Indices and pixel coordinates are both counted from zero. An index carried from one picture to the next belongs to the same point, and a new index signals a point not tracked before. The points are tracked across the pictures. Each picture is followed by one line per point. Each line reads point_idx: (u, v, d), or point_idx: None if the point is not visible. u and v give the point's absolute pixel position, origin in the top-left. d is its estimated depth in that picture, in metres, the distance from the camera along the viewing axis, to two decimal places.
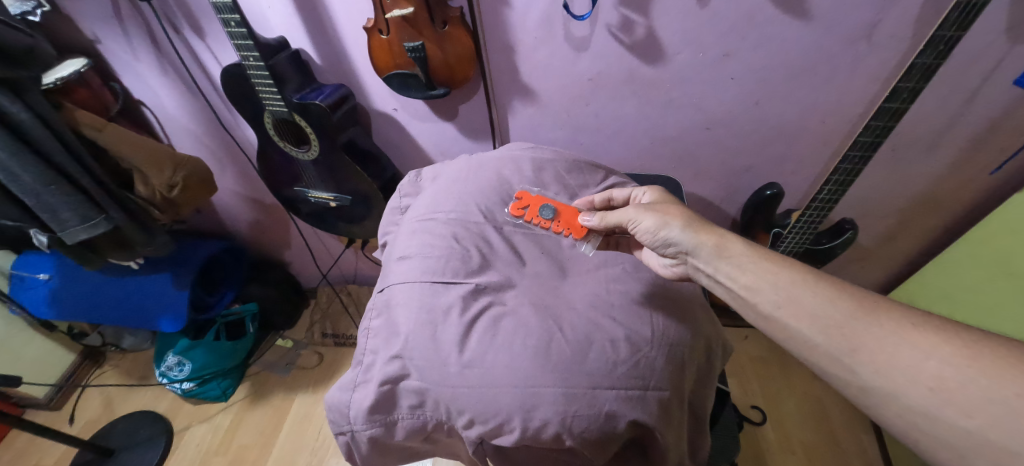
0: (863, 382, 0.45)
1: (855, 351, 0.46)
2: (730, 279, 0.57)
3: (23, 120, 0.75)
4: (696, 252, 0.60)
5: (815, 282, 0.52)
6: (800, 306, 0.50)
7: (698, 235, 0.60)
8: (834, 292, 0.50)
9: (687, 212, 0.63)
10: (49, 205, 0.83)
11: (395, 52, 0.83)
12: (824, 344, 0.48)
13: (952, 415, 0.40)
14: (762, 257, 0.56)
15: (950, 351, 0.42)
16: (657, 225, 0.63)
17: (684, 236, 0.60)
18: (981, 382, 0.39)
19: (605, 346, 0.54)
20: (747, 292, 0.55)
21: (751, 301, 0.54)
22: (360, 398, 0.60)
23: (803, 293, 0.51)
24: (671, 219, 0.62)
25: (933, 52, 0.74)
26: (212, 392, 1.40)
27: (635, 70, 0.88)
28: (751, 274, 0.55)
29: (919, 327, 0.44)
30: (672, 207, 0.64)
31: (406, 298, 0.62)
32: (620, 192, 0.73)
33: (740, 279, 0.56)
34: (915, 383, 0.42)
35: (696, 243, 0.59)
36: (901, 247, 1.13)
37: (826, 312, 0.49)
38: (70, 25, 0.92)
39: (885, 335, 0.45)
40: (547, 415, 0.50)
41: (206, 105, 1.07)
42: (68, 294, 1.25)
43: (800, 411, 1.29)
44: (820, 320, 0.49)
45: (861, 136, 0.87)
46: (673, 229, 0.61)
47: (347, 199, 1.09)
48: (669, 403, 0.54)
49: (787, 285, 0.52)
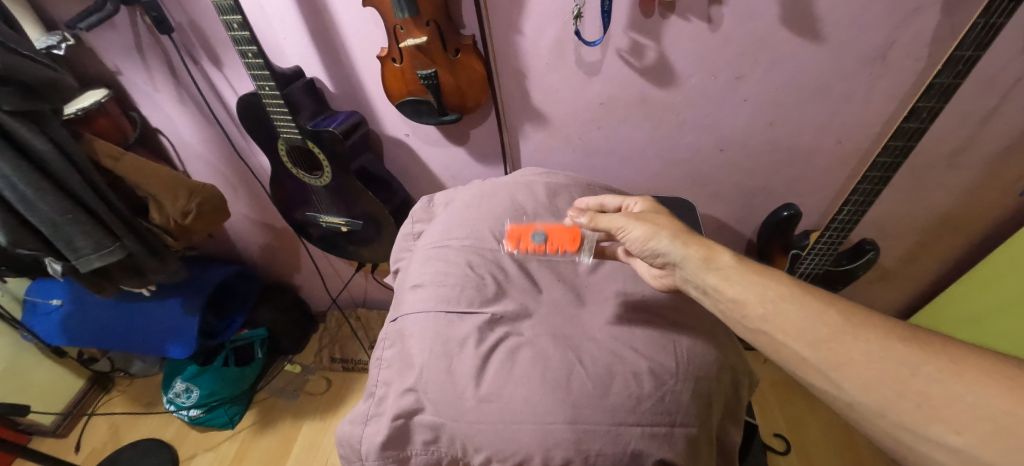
0: (850, 398, 0.42)
1: (841, 365, 0.43)
2: (717, 291, 0.53)
3: (42, 150, 0.76)
4: (683, 264, 0.55)
5: (803, 296, 0.48)
6: (784, 319, 0.47)
7: (686, 246, 0.55)
8: (820, 305, 0.47)
9: (676, 222, 0.59)
10: (64, 234, 0.82)
11: (408, 79, 0.84)
12: (809, 358, 0.45)
13: (938, 431, 0.37)
14: (751, 270, 0.52)
15: (936, 366, 0.39)
16: (645, 235, 0.58)
17: (672, 247, 0.56)
18: (968, 398, 0.37)
19: (628, 379, 0.52)
20: (733, 305, 0.51)
21: (739, 315, 0.50)
22: (373, 433, 0.58)
23: (789, 306, 0.48)
24: (659, 228, 0.58)
25: (951, 71, 0.71)
26: (219, 419, 1.37)
27: (646, 94, 0.88)
28: (738, 287, 0.51)
29: (904, 340, 0.42)
30: (661, 218, 0.61)
31: (419, 329, 0.61)
32: (613, 199, 0.69)
33: (727, 293, 0.52)
34: (902, 397, 0.39)
35: (683, 254, 0.55)
36: (925, 268, 1.10)
37: (811, 324, 0.46)
38: (92, 57, 0.94)
39: (871, 348, 0.42)
40: (568, 453, 0.48)
41: (221, 132, 1.08)
42: (79, 320, 1.25)
43: (825, 438, 1.24)
44: (804, 334, 0.46)
45: (880, 156, 0.83)
46: (661, 239, 0.57)
47: (359, 223, 1.09)
48: (697, 441, 0.51)
49: (775, 298, 0.49)
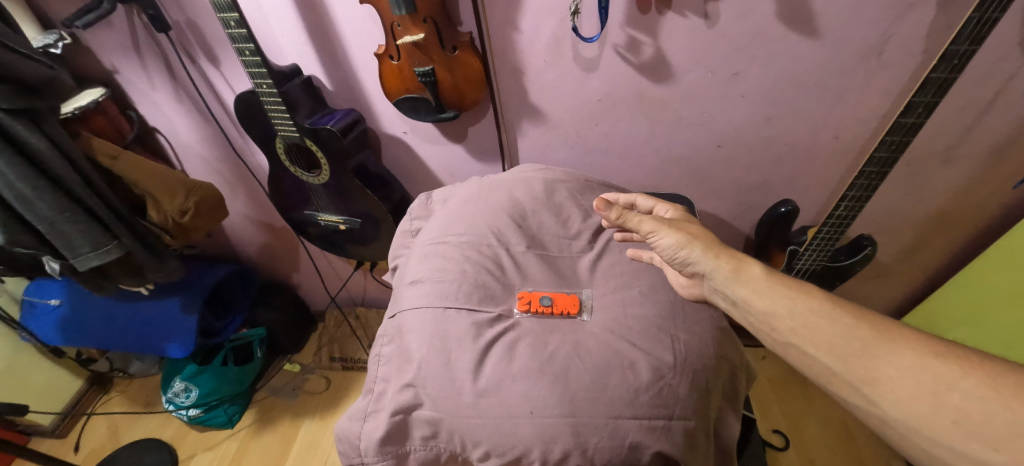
0: (884, 413, 0.43)
1: (873, 380, 0.44)
2: (745, 303, 0.55)
3: (39, 148, 0.76)
4: (713, 275, 0.58)
5: (833, 308, 0.50)
6: (815, 332, 0.49)
7: (717, 258, 0.58)
8: (850, 319, 0.48)
9: (706, 234, 0.62)
10: (61, 232, 0.82)
11: (406, 76, 0.84)
12: (840, 372, 0.46)
13: (974, 448, 0.38)
14: (779, 281, 0.55)
15: (973, 383, 0.39)
16: (678, 244, 0.60)
17: (704, 258, 0.59)
18: (1005, 415, 0.37)
19: (626, 372, 0.52)
20: (762, 316, 0.53)
21: (768, 326, 0.53)
22: (372, 429, 0.58)
23: (820, 320, 0.49)
24: (692, 239, 0.60)
25: (947, 66, 0.71)
26: (218, 419, 1.38)
27: (644, 90, 0.89)
28: (767, 299, 0.53)
29: (939, 356, 0.42)
30: (692, 227, 0.63)
31: (417, 324, 0.61)
32: (644, 201, 0.73)
33: (754, 304, 0.54)
34: (938, 414, 0.40)
35: (714, 266, 0.58)
36: (922, 264, 1.11)
37: (842, 339, 0.47)
38: (90, 56, 0.94)
39: (905, 364, 0.43)
40: (567, 446, 0.49)
41: (219, 130, 1.08)
42: (77, 320, 1.24)
43: (824, 434, 1.25)
44: (834, 347, 0.47)
45: (877, 151, 0.83)
46: (694, 249, 0.59)
47: (357, 221, 1.09)
48: (695, 434, 0.51)
49: (803, 311, 0.51)
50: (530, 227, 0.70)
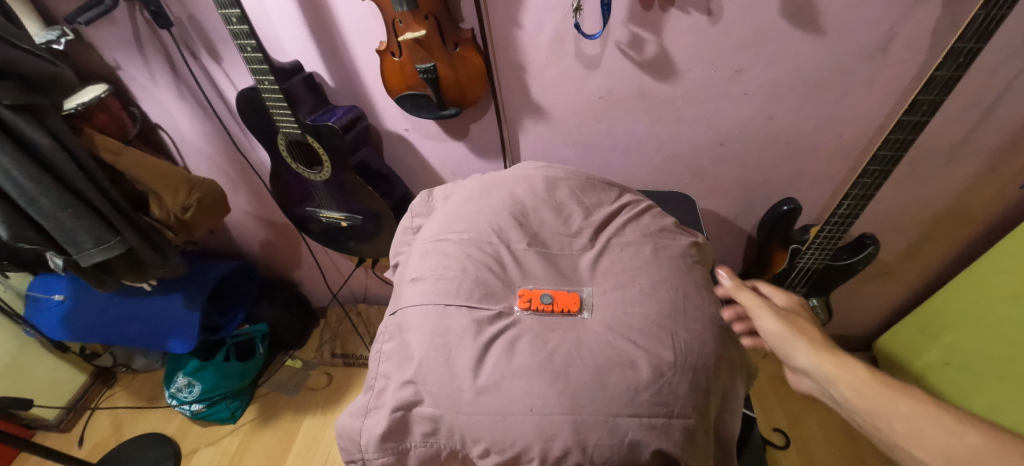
0: None
1: None
2: (847, 402, 0.54)
3: (42, 144, 0.76)
4: (817, 376, 0.57)
5: (939, 412, 0.48)
6: (920, 436, 0.48)
7: (818, 357, 0.57)
8: (961, 425, 0.46)
9: (814, 329, 0.61)
10: (64, 228, 0.83)
11: (407, 73, 0.84)
12: None
13: None
14: (881, 383, 0.53)
15: None
16: (781, 340, 0.61)
17: (807, 357, 0.58)
18: None
19: (626, 370, 0.52)
20: (866, 418, 0.52)
21: (872, 427, 0.52)
22: (373, 424, 0.58)
23: (925, 423, 0.48)
24: (796, 339, 0.60)
25: (952, 64, 0.70)
26: (221, 414, 1.39)
27: (646, 87, 0.88)
28: (867, 402, 0.52)
29: None
30: (801, 322, 0.63)
31: (418, 321, 0.61)
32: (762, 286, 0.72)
33: (856, 405, 0.53)
34: None
35: (816, 367, 0.57)
36: (925, 263, 1.10)
37: (950, 445, 0.45)
38: (92, 52, 0.95)
39: None
40: (567, 443, 0.49)
41: (221, 127, 1.08)
42: (81, 315, 1.25)
43: (824, 433, 1.25)
44: (941, 451, 0.46)
45: (880, 149, 0.83)
46: (796, 347, 0.60)
47: (358, 218, 1.09)
48: (695, 432, 0.51)
49: (908, 414, 0.49)
50: (531, 225, 0.70)
